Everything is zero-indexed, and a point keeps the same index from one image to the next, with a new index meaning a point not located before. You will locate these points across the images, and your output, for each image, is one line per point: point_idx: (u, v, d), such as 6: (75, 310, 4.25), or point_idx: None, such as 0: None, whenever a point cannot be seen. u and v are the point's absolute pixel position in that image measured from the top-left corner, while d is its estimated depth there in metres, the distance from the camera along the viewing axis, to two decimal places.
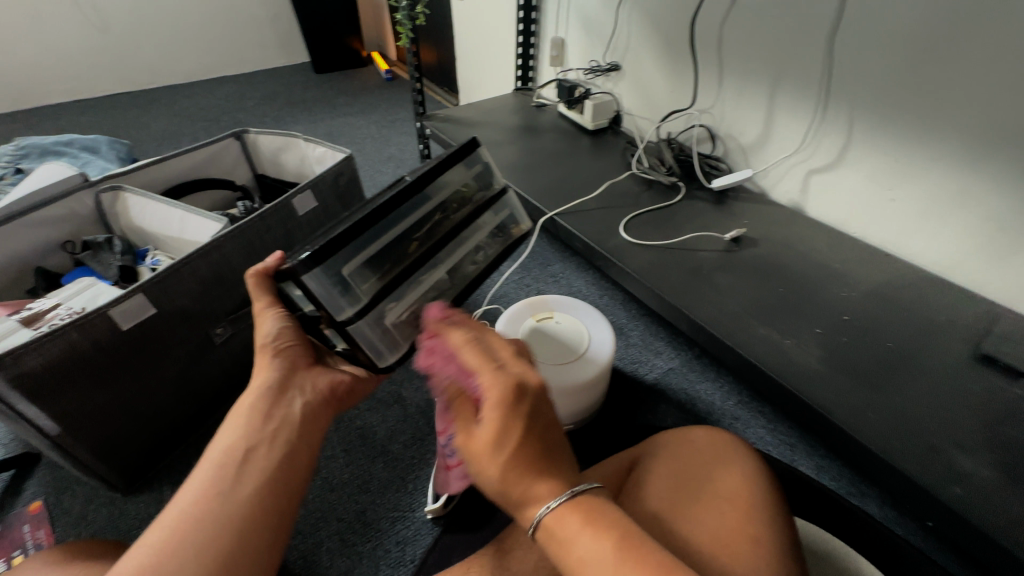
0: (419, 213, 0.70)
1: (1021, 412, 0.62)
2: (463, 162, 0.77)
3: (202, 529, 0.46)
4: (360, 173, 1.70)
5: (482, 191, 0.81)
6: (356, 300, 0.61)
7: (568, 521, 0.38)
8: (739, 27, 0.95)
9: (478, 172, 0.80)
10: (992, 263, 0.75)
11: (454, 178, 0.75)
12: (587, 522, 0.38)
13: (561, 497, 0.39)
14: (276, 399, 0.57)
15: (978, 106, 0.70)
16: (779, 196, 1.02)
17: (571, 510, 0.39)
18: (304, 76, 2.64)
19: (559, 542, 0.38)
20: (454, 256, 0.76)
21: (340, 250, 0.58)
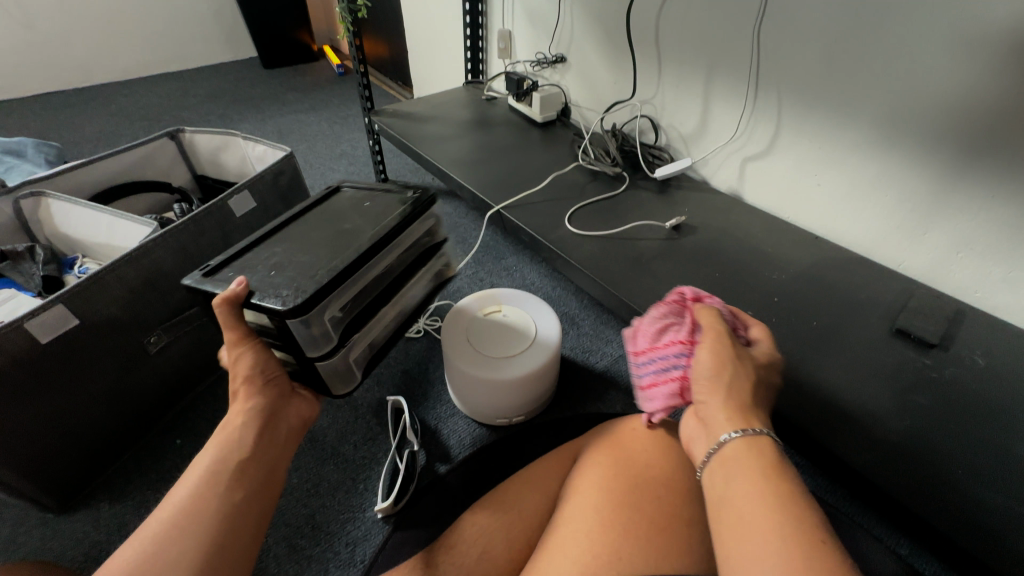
0: (384, 259, 0.71)
1: (930, 380, 0.66)
2: (430, 210, 0.79)
3: (200, 527, 0.43)
4: (311, 171, 1.66)
5: (433, 234, 0.83)
6: (327, 340, 0.64)
7: (742, 456, 0.41)
8: (674, 18, 0.97)
9: (431, 225, 0.81)
10: (907, 241, 0.80)
11: (420, 226, 0.78)
12: (754, 465, 0.40)
13: (747, 432, 0.42)
14: (266, 423, 0.54)
15: (888, 95, 0.74)
16: (718, 184, 1.05)
17: (746, 447, 0.41)
18: (252, 71, 2.55)
19: (726, 470, 0.41)
20: (406, 294, 0.79)
21: (325, 301, 0.60)
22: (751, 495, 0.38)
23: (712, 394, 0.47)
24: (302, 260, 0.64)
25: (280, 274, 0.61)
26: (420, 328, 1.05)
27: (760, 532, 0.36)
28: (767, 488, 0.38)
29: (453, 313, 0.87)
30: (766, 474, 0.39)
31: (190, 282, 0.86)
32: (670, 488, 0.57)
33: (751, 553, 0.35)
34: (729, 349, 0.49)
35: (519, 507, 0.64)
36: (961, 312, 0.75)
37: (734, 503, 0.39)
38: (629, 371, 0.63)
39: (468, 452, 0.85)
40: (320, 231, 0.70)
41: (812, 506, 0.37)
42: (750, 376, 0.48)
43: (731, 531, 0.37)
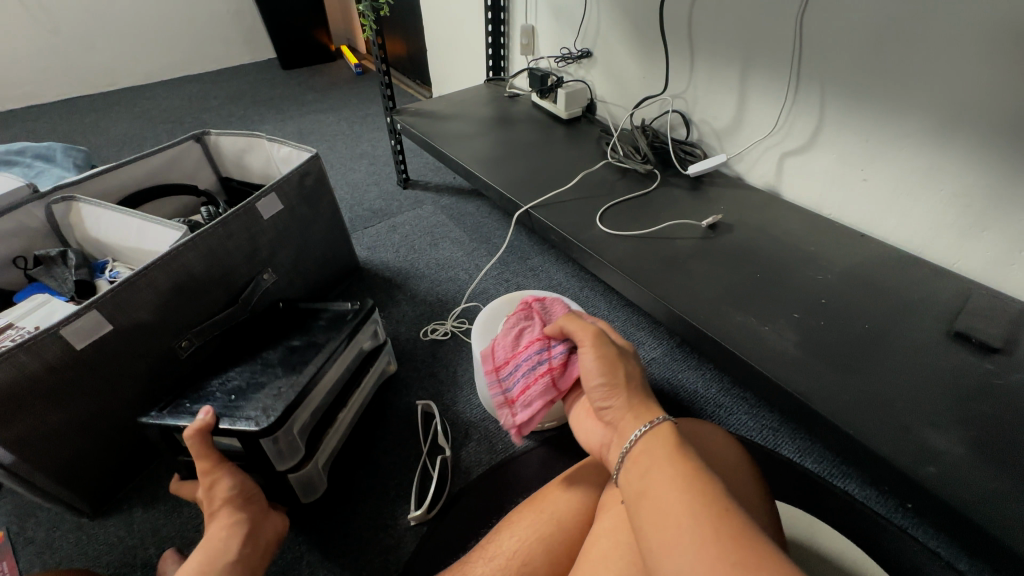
0: (330, 373, 0.78)
1: (996, 387, 0.62)
2: (368, 323, 0.87)
3: None
4: (332, 172, 1.65)
5: (371, 341, 0.89)
6: (294, 451, 0.72)
7: (652, 448, 0.43)
8: (707, 8, 0.93)
9: (371, 332, 0.88)
10: (961, 239, 0.76)
11: (359, 338, 0.85)
12: (660, 456, 0.42)
13: (647, 426, 0.46)
14: (248, 535, 0.58)
15: (942, 85, 0.70)
16: (754, 180, 1.01)
17: (653, 438, 0.44)
18: (271, 72, 2.56)
19: (638, 467, 0.43)
20: (356, 400, 0.85)
21: (288, 421, 0.69)
22: (661, 484, 0.39)
23: (613, 397, 0.51)
24: (260, 380, 0.73)
25: (241, 398, 0.70)
26: (447, 330, 1.04)
27: (672, 521, 0.37)
28: (671, 475, 0.40)
29: (481, 318, 0.86)
30: (670, 461, 0.41)
31: (218, 285, 0.86)
32: None
33: (667, 538, 0.36)
34: (611, 353, 0.55)
35: (556, 514, 0.60)
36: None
37: (646, 500, 0.40)
38: (505, 385, 0.70)
39: (500, 457, 0.83)
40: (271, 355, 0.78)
41: (709, 477, 0.39)
42: (633, 371, 0.54)
43: (648, 527, 0.38)
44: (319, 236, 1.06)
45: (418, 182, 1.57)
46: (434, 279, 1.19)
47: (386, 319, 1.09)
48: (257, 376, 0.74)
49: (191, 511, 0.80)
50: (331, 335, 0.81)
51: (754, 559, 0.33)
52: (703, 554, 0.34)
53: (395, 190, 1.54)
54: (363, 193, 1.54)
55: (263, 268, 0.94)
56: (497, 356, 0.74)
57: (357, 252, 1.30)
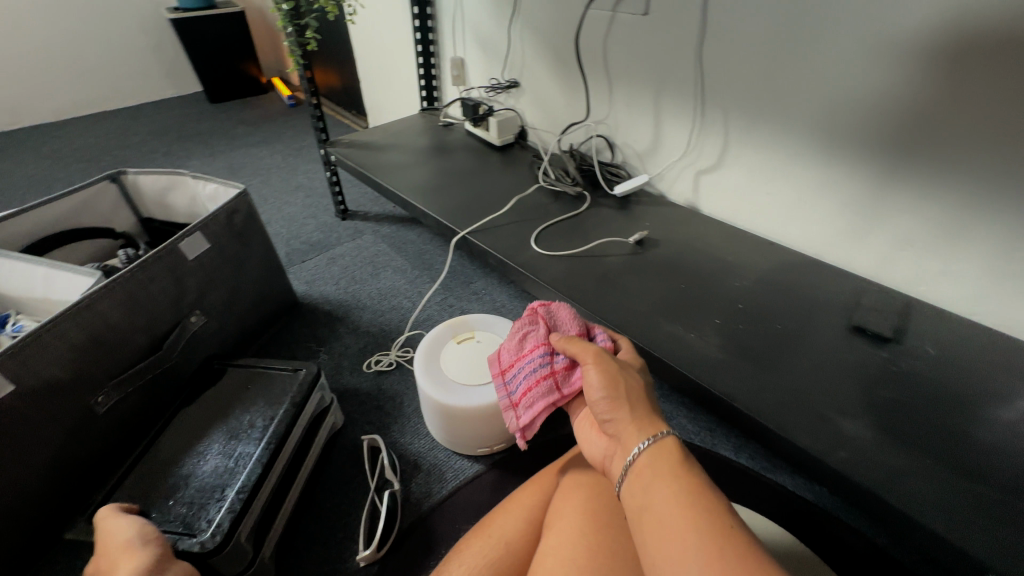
0: (282, 457, 0.73)
1: (890, 372, 0.69)
2: (317, 389, 0.82)
3: None
4: (266, 206, 1.61)
5: (318, 404, 0.84)
6: (244, 555, 0.65)
7: (656, 463, 0.46)
8: (620, 41, 1.00)
9: (319, 398, 0.83)
10: (851, 242, 0.85)
11: (310, 405, 0.80)
12: (662, 472, 0.45)
13: (648, 440, 0.48)
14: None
15: (823, 108, 0.79)
16: (675, 197, 1.09)
17: (653, 452, 0.47)
18: (197, 106, 2.47)
19: (641, 481, 0.46)
20: (305, 472, 0.79)
21: (242, 524, 0.64)
22: (664, 502, 0.42)
23: (616, 411, 0.52)
24: (201, 478, 0.68)
25: (184, 500, 0.65)
26: (391, 361, 1.03)
27: (678, 537, 0.40)
28: (674, 494, 0.43)
29: (423, 344, 0.86)
30: (671, 479, 0.44)
31: (140, 333, 0.81)
32: None
33: (672, 554, 0.39)
34: (612, 367, 0.55)
35: (502, 539, 0.60)
36: (909, 304, 0.80)
37: (651, 516, 0.43)
38: (510, 388, 0.68)
39: (451, 485, 0.82)
40: (212, 448, 0.72)
41: (710, 496, 0.42)
42: (636, 385, 0.55)
43: (654, 542, 0.41)
44: (252, 273, 1.02)
45: (357, 212, 1.55)
46: (376, 309, 1.17)
47: (327, 354, 1.06)
48: (200, 475, 0.68)
49: None
50: (277, 411, 0.76)
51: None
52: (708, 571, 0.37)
53: (333, 221, 1.52)
54: (299, 227, 1.51)
55: (189, 311, 0.89)
56: (503, 359, 0.72)
57: (295, 287, 1.26)
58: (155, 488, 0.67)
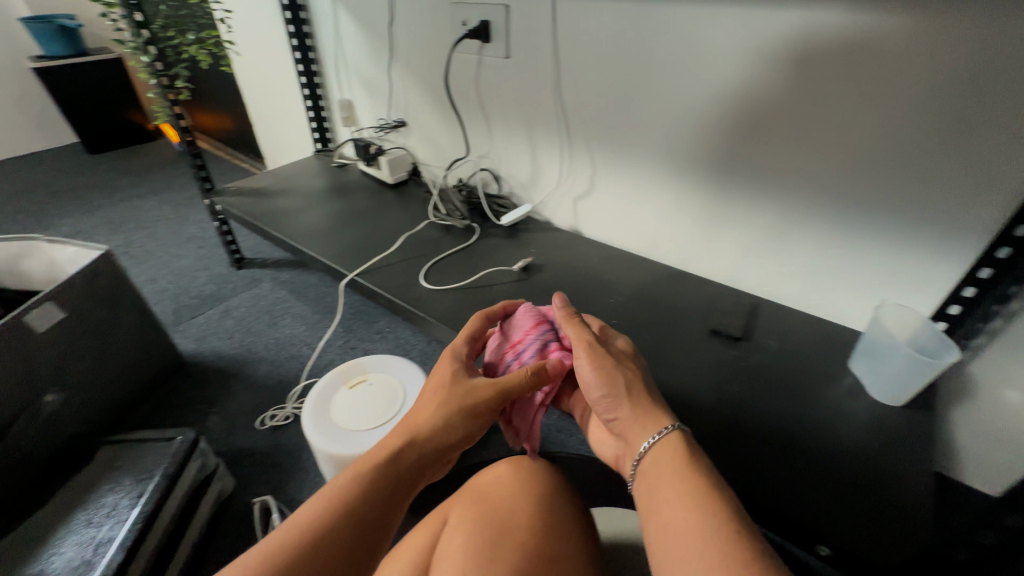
0: (154, 534, 0.67)
1: (739, 368, 0.77)
2: (195, 455, 0.77)
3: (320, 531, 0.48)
4: (152, 262, 1.51)
5: (201, 471, 0.78)
6: None
7: (663, 458, 0.48)
8: (489, 81, 1.06)
9: (199, 464, 0.78)
10: (707, 253, 0.94)
11: (188, 474, 0.75)
12: (671, 465, 0.47)
13: (654, 436, 0.49)
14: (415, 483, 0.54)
15: (665, 136, 0.88)
16: (560, 223, 1.15)
17: (658, 446, 0.49)
18: (72, 159, 2.29)
19: (652, 471, 0.48)
20: (187, 548, 0.73)
21: None
22: (672, 498, 0.44)
23: (617, 410, 0.53)
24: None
25: None
26: (288, 414, 0.99)
27: (689, 528, 0.41)
28: (681, 489, 0.44)
29: (312, 395, 0.84)
30: (680, 473, 0.46)
31: None
32: (526, 526, 0.60)
33: (678, 547, 0.41)
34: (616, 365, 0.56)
35: None
36: (756, 304, 0.90)
37: (660, 512, 0.44)
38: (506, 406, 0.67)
39: None
40: (70, 540, 0.65)
41: (716, 488, 0.44)
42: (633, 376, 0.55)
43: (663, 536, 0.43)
44: (123, 338, 0.95)
45: (254, 260, 1.50)
46: (273, 361, 1.13)
47: (218, 415, 1.01)
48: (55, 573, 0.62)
49: None
50: (148, 485, 0.70)
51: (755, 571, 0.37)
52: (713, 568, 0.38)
53: (227, 272, 1.45)
54: (189, 280, 1.43)
55: (45, 388, 0.80)
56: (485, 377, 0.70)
57: (183, 347, 1.18)
58: None
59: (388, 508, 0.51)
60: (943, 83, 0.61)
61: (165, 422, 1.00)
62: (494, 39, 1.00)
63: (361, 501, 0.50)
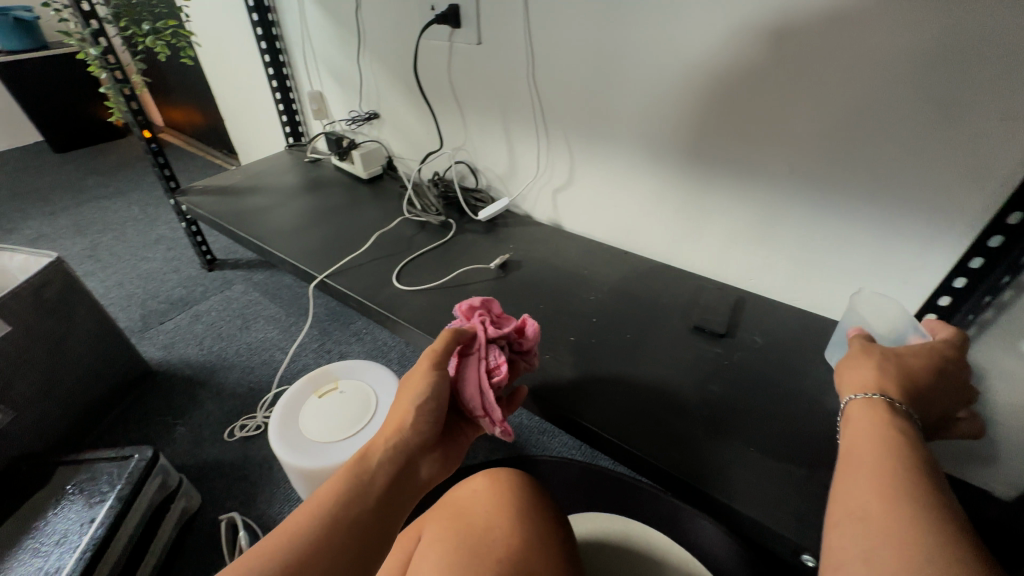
0: (109, 561, 0.64)
1: (723, 367, 0.74)
2: (155, 474, 0.73)
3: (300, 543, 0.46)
4: (118, 265, 1.45)
5: (161, 490, 0.75)
6: None
7: (869, 411, 0.45)
8: (461, 69, 1.01)
9: (160, 482, 0.74)
10: (691, 247, 0.91)
11: (146, 495, 0.71)
12: (890, 419, 0.43)
13: (873, 396, 0.46)
14: (401, 474, 0.54)
15: (644, 124, 0.84)
16: (540, 216, 1.11)
17: (879, 403, 0.45)
18: (37, 158, 2.20)
19: (857, 418, 0.45)
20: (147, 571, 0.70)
21: None
22: (881, 444, 0.41)
23: (881, 366, 0.50)
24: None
25: None
26: (259, 423, 0.95)
27: (882, 461, 0.39)
28: (895, 441, 0.41)
29: (279, 405, 0.80)
30: (898, 430, 0.42)
31: None
32: (502, 544, 0.56)
33: (859, 482, 0.38)
34: (931, 353, 0.52)
35: None
36: (741, 298, 0.86)
37: (853, 451, 0.42)
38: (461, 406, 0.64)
39: None
40: (15, 573, 0.62)
41: (936, 463, 0.39)
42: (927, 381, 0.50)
43: (847, 472, 0.40)
44: (79, 349, 0.90)
45: (226, 261, 1.44)
46: (245, 367, 1.08)
47: (185, 427, 0.97)
48: None
49: None
50: (102, 509, 0.66)
51: (946, 536, 0.33)
52: (902, 521, 0.34)
53: (198, 274, 1.40)
54: (159, 284, 1.37)
55: None
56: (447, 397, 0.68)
57: (149, 355, 1.13)
58: None
59: (373, 508, 0.50)
60: (933, 64, 0.57)
61: (129, 436, 0.95)
62: (464, 24, 0.95)
63: (340, 505, 0.49)
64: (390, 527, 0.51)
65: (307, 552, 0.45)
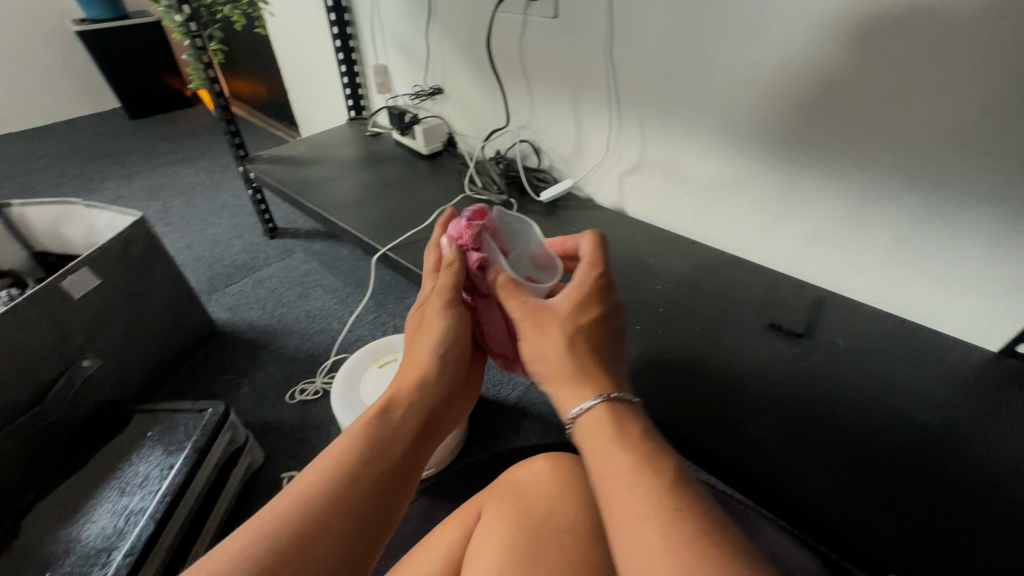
0: (184, 507, 0.67)
1: (800, 368, 0.70)
2: (226, 429, 0.76)
3: (322, 498, 0.45)
4: (187, 228, 1.52)
5: (230, 445, 0.78)
6: None
7: (597, 426, 0.45)
8: (534, 44, 0.98)
9: (230, 437, 0.77)
10: (767, 239, 0.86)
11: (218, 448, 0.74)
12: (619, 434, 0.43)
13: (595, 400, 0.46)
14: (425, 426, 0.55)
15: (726, 107, 0.79)
16: (602, 201, 1.08)
17: (602, 415, 0.45)
18: (116, 123, 2.33)
19: (589, 448, 0.44)
20: (216, 520, 0.74)
21: None
22: (622, 477, 0.40)
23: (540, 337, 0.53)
24: (86, 544, 0.63)
25: (64, 568, 0.60)
26: (318, 388, 0.98)
27: (637, 498, 0.38)
28: (633, 461, 0.41)
29: (341, 371, 0.82)
30: (633, 444, 0.42)
31: (19, 384, 0.72)
32: (569, 530, 0.55)
33: (627, 528, 0.38)
34: (574, 298, 0.54)
35: None
36: (821, 297, 0.81)
37: (607, 500, 0.40)
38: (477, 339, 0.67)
39: None
40: (102, 508, 0.67)
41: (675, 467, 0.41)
42: (590, 322, 0.53)
43: (612, 508, 0.39)
44: (157, 305, 0.95)
45: (287, 230, 1.48)
46: (304, 334, 1.12)
47: (248, 386, 1.01)
48: (89, 539, 0.63)
49: None
50: (180, 458, 0.70)
51: (716, 556, 0.35)
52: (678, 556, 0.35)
53: (260, 241, 1.44)
54: (224, 249, 1.43)
55: (79, 355, 0.81)
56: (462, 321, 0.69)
57: (216, 315, 1.19)
58: (41, 557, 0.62)
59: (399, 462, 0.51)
60: None
61: (199, 390, 1.01)
62: None
63: (362, 460, 0.49)
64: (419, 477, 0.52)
65: (332, 512, 0.45)
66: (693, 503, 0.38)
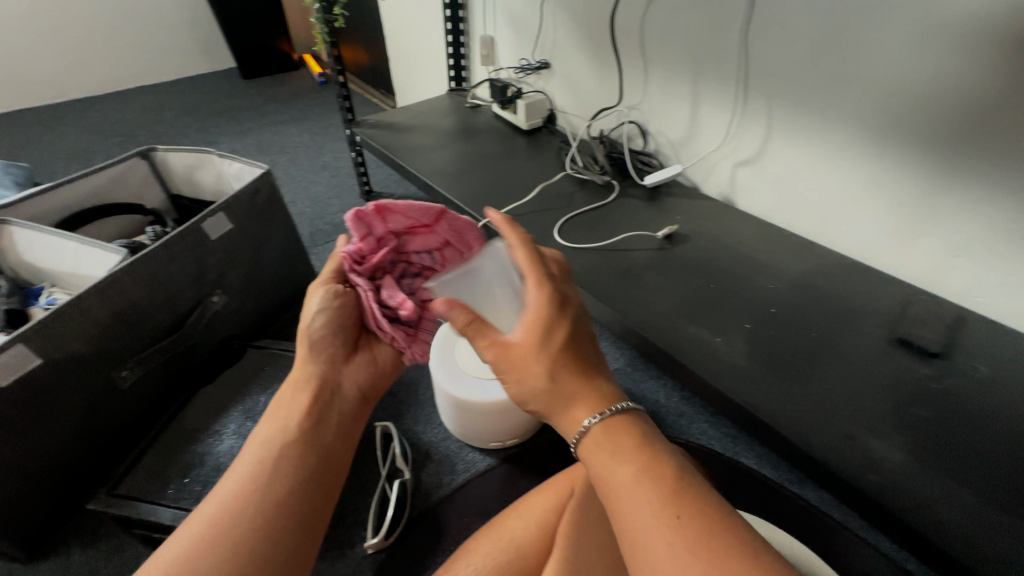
0: None
1: (932, 391, 0.64)
2: None
3: (246, 496, 0.48)
4: (292, 185, 1.62)
5: None
6: None
7: (597, 444, 0.39)
8: (660, 20, 0.94)
9: None
10: (901, 246, 0.78)
11: None
12: (622, 448, 0.38)
13: (597, 416, 0.40)
14: (320, 394, 0.55)
15: (880, 96, 0.71)
16: (710, 190, 1.03)
17: (599, 435, 0.39)
18: (231, 82, 2.52)
19: (591, 465, 0.39)
20: None
21: None
22: (627, 495, 0.37)
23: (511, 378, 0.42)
24: (216, 458, 0.71)
25: (196, 476, 0.69)
26: None
27: (647, 518, 0.35)
28: (642, 477, 0.37)
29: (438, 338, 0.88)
30: (637, 455, 0.38)
31: (160, 311, 0.81)
32: None
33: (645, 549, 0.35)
34: (541, 318, 0.42)
35: (513, 544, 0.56)
36: (962, 317, 0.73)
37: (620, 519, 0.37)
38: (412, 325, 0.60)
39: (462, 477, 0.87)
40: (227, 428, 0.75)
41: (687, 471, 0.38)
42: (564, 347, 0.42)
43: (625, 531, 0.36)
44: (273, 254, 1.03)
45: (382, 195, 1.54)
46: None
47: None
48: (216, 454, 0.71)
49: (135, 550, 0.80)
50: None
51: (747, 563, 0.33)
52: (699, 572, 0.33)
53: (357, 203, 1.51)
54: (324, 207, 1.51)
55: (211, 291, 0.90)
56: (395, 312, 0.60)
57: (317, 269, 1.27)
58: (179, 462, 0.70)
59: (298, 438, 0.52)
60: None
61: None
62: None
63: (274, 444, 0.51)
64: (337, 436, 0.55)
65: (253, 497, 0.48)
66: (708, 504, 0.36)
